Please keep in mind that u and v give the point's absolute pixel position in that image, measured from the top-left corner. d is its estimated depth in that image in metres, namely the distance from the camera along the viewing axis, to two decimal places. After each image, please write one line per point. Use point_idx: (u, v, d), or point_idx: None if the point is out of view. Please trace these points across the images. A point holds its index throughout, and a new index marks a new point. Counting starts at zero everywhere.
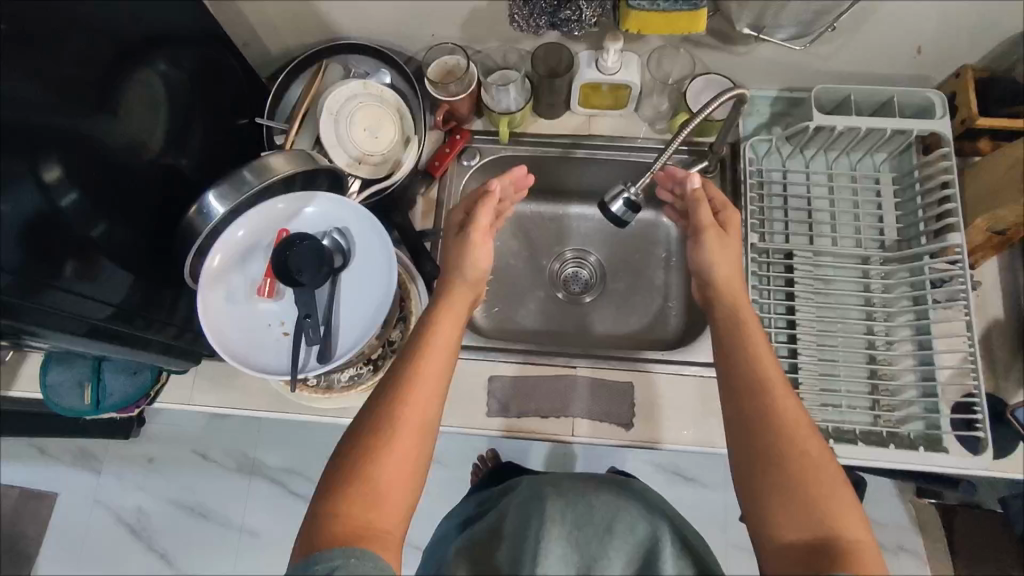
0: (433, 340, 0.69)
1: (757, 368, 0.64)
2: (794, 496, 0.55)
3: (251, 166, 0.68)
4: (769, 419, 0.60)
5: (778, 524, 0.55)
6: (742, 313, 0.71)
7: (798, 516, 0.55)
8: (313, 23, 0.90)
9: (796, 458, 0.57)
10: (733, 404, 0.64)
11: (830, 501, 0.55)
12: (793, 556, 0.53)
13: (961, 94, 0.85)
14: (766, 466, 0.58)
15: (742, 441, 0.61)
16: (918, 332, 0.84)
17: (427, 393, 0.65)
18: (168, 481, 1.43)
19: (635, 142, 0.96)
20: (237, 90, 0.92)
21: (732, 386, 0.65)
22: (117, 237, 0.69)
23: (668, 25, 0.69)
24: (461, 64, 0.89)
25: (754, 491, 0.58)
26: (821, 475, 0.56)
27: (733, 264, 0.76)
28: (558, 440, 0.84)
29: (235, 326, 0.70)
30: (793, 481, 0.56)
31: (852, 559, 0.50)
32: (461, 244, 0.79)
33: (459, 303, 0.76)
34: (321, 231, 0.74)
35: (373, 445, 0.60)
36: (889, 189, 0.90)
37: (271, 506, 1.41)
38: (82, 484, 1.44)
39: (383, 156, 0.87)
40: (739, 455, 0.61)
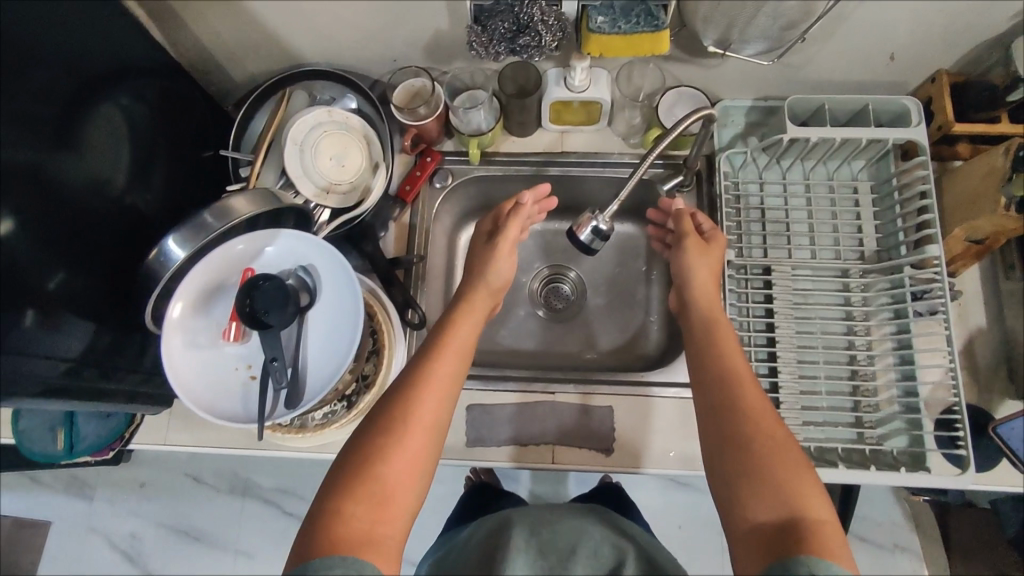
0: (446, 341, 0.68)
1: (728, 360, 0.65)
2: (767, 476, 0.55)
3: (210, 213, 0.67)
4: (738, 407, 0.60)
5: (751, 503, 0.55)
6: (714, 317, 0.71)
7: (765, 496, 0.55)
8: (273, 51, 0.87)
9: (773, 439, 0.58)
10: (712, 388, 0.64)
11: (802, 484, 0.54)
12: (761, 538, 0.53)
13: (937, 99, 0.84)
14: (735, 452, 0.58)
15: (712, 429, 0.61)
16: (899, 349, 0.83)
17: (440, 394, 0.64)
18: (162, 506, 1.42)
19: (609, 158, 0.94)
20: (200, 121, 0.90)
21: (709, 375, 0.65)
22: (76, 287, 0.67)
23: (629, 48, 0.68)
24: (427, 86, 0.87)
25: (725, 474, 0.58)
26: (795, 459, 0.56)
27: (709, 270, 0.76)
28: (540, 467, 0.83)
29: (199, 373, 0.69)
30: (765, 461, 0.56)
31: (816, 541, 0.50)
32: (488, 251, 0.78)
33: (478, 307, 0.75)
34: (287, 270, 0.73)
35: (381, 445, 0.60)
36: (867, 197, 0.89)
37: (266, 526, 1.40)
38: (75, 510, 1.43)
39: (351, 185, 0.85)
40: (710, 441, 0.61)
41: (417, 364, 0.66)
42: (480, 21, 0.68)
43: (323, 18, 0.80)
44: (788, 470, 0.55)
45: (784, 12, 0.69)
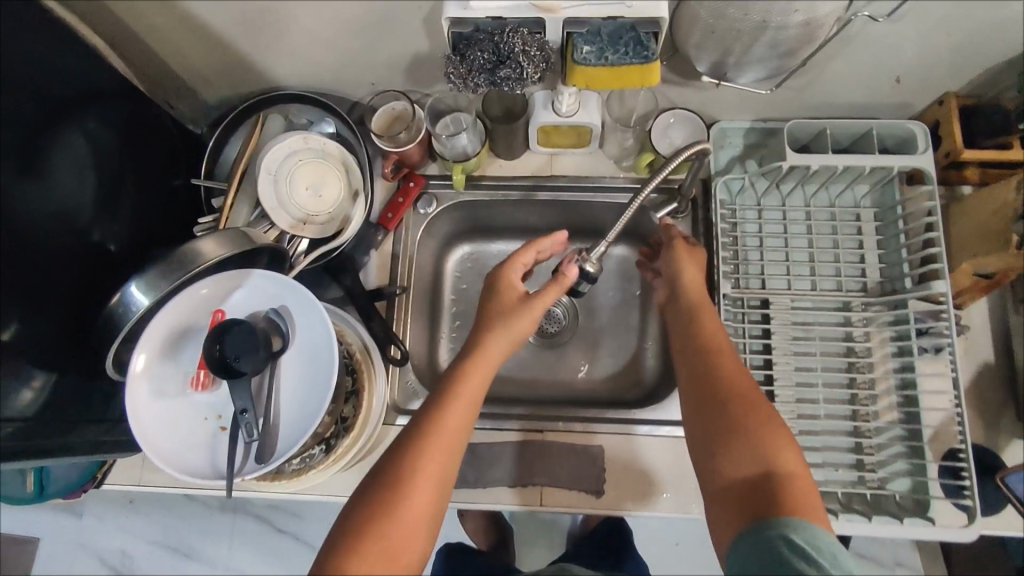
0: (455, 391, 0.63)
1: (706, 333, 0.69)
2: (742, 437, 0.59)
3: (175, 257, 0.64)
4: (716, 376, 0.64)
5: (730, 463, 0.58)
6: (693, 296, 0.74)
7: (740, 454, 0.58)
8: (246, 74, 0.83)
9: (749, 404, 0.61)
10: (693, 358, 0.67)
11: (777, 444, 0.58)
12: (736, 492, 0.57)
13: (945, 124, 0.79)
14: (711, 413, 0.62)
15: (693, 394, 0.64)
16: (902, 388, 0.80)
17: (447, 448, 0.60)
18: (151, 522, 1.32)
19: (601, 182, 0.90)
20: (171, 146, 0.86)
21: (688, 349, 0.68)
22: (31, 337, 0.63)
23: (618, 79, 0.64)
24: (408, 110, 0.84)
25: (704, 438, 0.61)
26: (770, 420, 0.59)
27: (698, 269, 0.77)
28: (527, 509, 0.80)
29: (165, 426, 0.65)
30: (740, 420, 0.60)
31: (789, 496, 0.54)
32: (511, 311, 0.70)
33: (496, 350, 0.68)
34: (258, 312, 0.69)
35: (385, 503, 0.56)
36: (871, 225, 0.85)
37: (259, 543, 1.32)
38: (60, 527, 1.32)
39: (329, 216, 0.82)
40: (690, 406, 0.64)
41: (424, 416, 0.61)
42: (459, 51, 0.64)
43: (296, 41, 0.76)
44: (763, 431, 0.59)
45: (783, 40, 0.64)
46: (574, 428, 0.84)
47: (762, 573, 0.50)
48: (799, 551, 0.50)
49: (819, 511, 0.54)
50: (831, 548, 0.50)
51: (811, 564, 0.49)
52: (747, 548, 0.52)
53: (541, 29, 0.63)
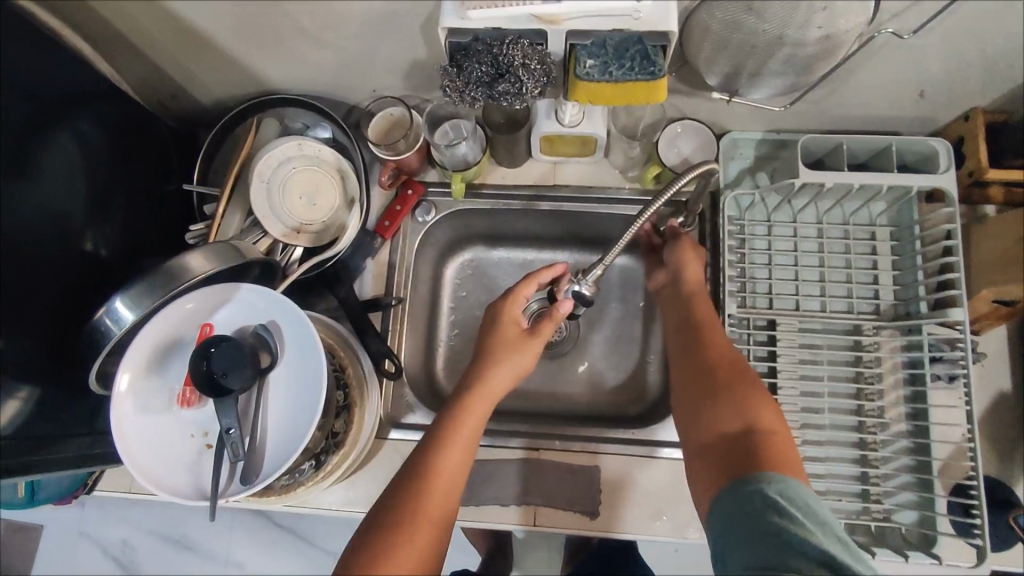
0: (456, 427, 0.64)
1: (698, 311, 0.72)
2: (726, 396, 0.60)
3: (161, 273, 0.62)
4: (707, 349, 0.66)
5: (715, 421, 0.59)
6: (688, 283, 0.76)
7: (726, 412, 0.59)
8: (241, 76, 0.81)
9: (734, 371, 0.63)
10: (688, 334, 0.70)
11: (757, 401, 0.59)
12: (719, 446, 0.57)
13: (969, 141, 0.75)
14: (700, 379, 0.64)
15: (686, 367, 0.66)
16: (913, 417, 0.77)
17: (449, 485, 0.60)
18: (152, 513, 1.30)
19: (606, 192, 0.87)
20: (163, 149, 0.84)
21: (680, 328, 0.71)
22: (15, 351, 0.62)
23: (622, 96, 0.61)
24: (405, 115, 0.81)
25: (690, 402, 0.63)
26: (753, 383, 0.61)
27: (697, 265, 0.77)
28: (520, 528, 0.78)
29: (150, 444, 0.64)
30: (728, 383, 0.62)
31: (769, 449, 0.54)
32: (514, 347, 0.71)
33: (496, 385, 0.68)
34: (247, 326, 0.68)
35: (388, 542, 0.55)
36: (886, 244, 0.81)
37: (257, 539, 1.30)
38: (63, 518, 1.30)
39: (324, 224, 0.80)
40: (682, 376, 0.66)
41: (425, 455, 0.62)
42: (456, 62, 0.61)
43: (291, 46, 0.73)
44: (744, 391, 0.60)
45: (801, 57, 0.60)
46: (570, 447, 0.82)
47: (739, 524, 0.49)
48: (772, 505, 0.48)
49: (798, 466, 0.54)
50: (805, 500, 0.49)
51: (784, 517, 0.47)
52: (726, 503, 0.51)
53: (543, 41, 0.60)
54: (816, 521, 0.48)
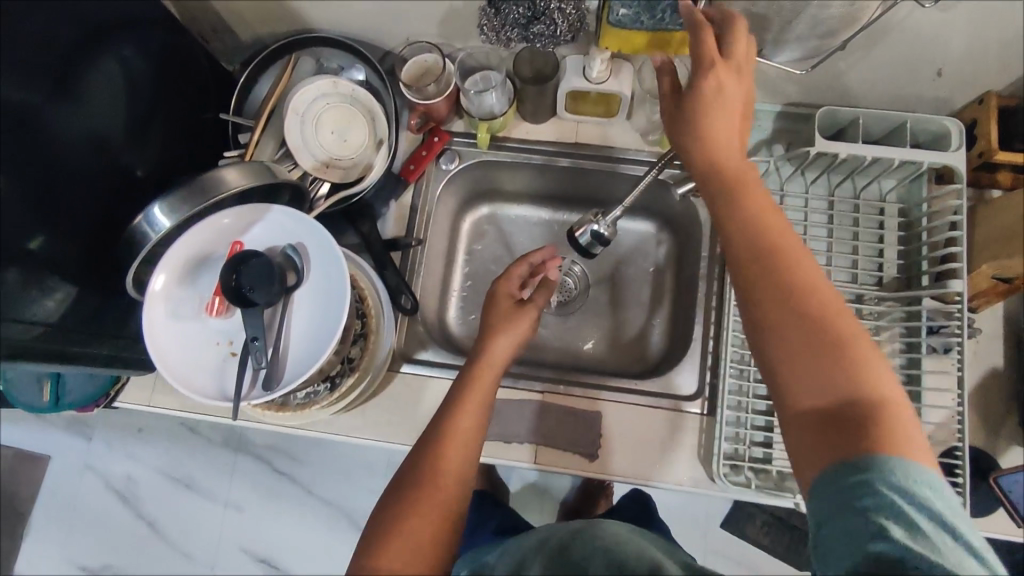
0: (465, 395, 0.69)
1: (761, 224, 0.54)
2: (831, 356, 0.48)
3: (199, 185, 0.65)
4: (798, 286, 0.51)
5: (809, 384, 0.48)
6: (720, 157, 0.57)
7: (823, 377, 0.48)
8: (284, 14, 0.84)
9: (838, 315, 0.49)
10: (756, 254, 0.53)
11: (865, 361, 0.48)
12: (813, 421, 0.47)
13: (981, 123, 0.77)
14: (789, 324, 0.50)
15: (763, 302, 0.51)
16: (906, 384, 0.80)
17: (463, 449, 0.65)
18: (159, 451, 1.29)
19: (625, 153, 0.89)
20: (204, 79, 0.87)
21: (740, 244, 0.54)
22: (57, 248, 0.67)
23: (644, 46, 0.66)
24: (438, 63, 0.84)
25: (781, 345, 0.50)
26: (854, 334, 0.49)
27: (714, 137, 0.57)
28: (521, 465, 0.82)
29: (178, 345, 0.68)
30: (828, 336, 0.49)
31: (883, 428, 0.45)
32: (514, 319, 0.76)
33: (498, 359, 0.73)
34: (276, 247, 0.71)
35: (409, 502, 0.60)
36: (893, 220, 0.84)
37: (258, 483, 1.27)
38: (72, 449, 1.30)
39: (352, 161, 0.82)
40: (756, 310, 0.52)
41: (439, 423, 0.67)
42: (494, 4, 0.64)
43: None
44: (854, 347, 0.48)
45: (826, 19, 0.64)
46: (573, 392, 0.85)
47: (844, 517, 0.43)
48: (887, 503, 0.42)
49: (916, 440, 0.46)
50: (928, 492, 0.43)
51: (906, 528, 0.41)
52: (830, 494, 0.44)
53: None
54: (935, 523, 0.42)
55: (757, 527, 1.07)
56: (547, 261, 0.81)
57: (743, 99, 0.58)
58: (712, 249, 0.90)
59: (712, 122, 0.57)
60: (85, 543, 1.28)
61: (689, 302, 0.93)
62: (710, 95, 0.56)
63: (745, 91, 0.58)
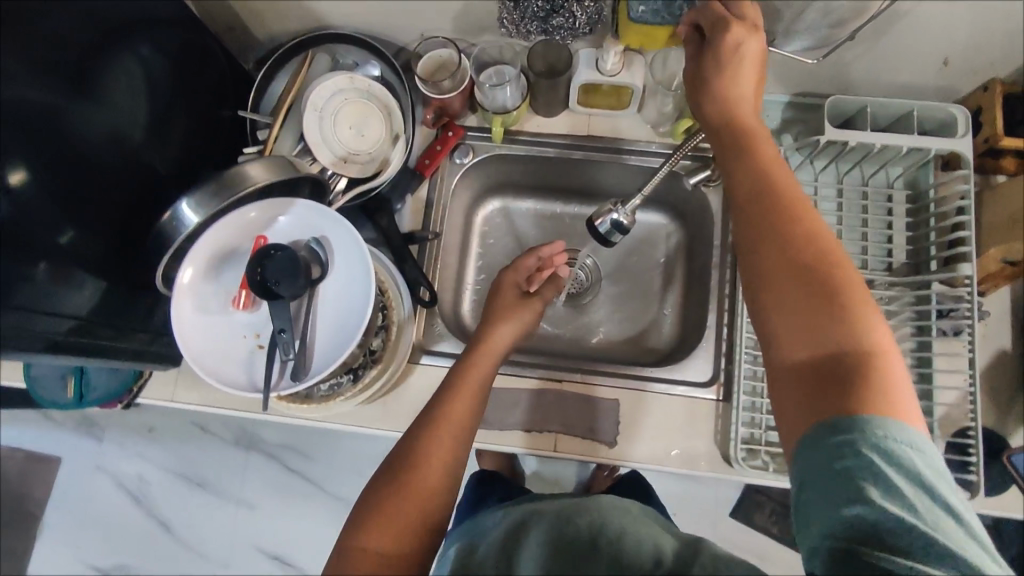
0: (462, 382, 0.71)
1: (768, 178, 0.56)
2: (824, 305, 0.49)
3: (226, 179, 0.66)
4: (796, 241, 0.52)
5: (801, 334, 0.49)
6: (734, 109, 0.60)
7: (813, 327, 0.49)
8: (300, 11, 0.86)
9: (837, 270, 0.51)
10: (759, 209, 0.54)
11: (860, 313, 0.49)
12: (802, 372, 0.48)
13: (987, 109, 0.79)
14: (786, 275, 0.51)
15: (762, 255, 0.53)
16: (917, 366, 0.82)
17: (457, 430, 0.66)
18: (170, 452, 1.28)
19: (637, 145, 0.91)
20: (221, 78, 0.89)
21: (745, 201, 0.56)
22: (87, 244, 0.68)
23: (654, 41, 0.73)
24: (453, 58, 0.85)
25: (775, 296, 0.51)
26: (849, 287, 0.50)
27: (731, 91, 0.60)
28: (540, 453, 0.84)
29: (207, 338, 0.69)
30: (823, 288, 0.50)
31: (871, 381, 0.46)
32: (515, 309, 0.80)
33: (497, 346, 0.76)
34: (300, 241, 0.72)
35: (402, 478, 0.61)
36: (901, 207, 0.86)
37: (270, 482, 1.26)
38: (84, 450, 1.29)
39: (370, 155, 0.84)
40: (756, 263, 0.53)
41: (435, 405, 0.68)
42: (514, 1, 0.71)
43: None
44: (850, 300, 0.49)
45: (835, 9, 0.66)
46: (590, 381, 0.86)
47: (827, 476, 0.44)
48: (873, 472, 0.42)
49: (908, 398, 0.46)
50: (913, 455, 0.43)
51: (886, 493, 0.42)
52: (814, 452, 0.45)
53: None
54: (920, 496, 0.42)
55: (766, 515, 1.08)
56: (556, 256, 0.82)
57: (761, 60, 0.61)
58: (723, 238, 0.91)
59: (728, 80, 0.60)
60: (98, 545, 1.27)
61: (703, 292, 0.94)
62: (729, 51, 0.60)
63: (761, 46, 0.61)
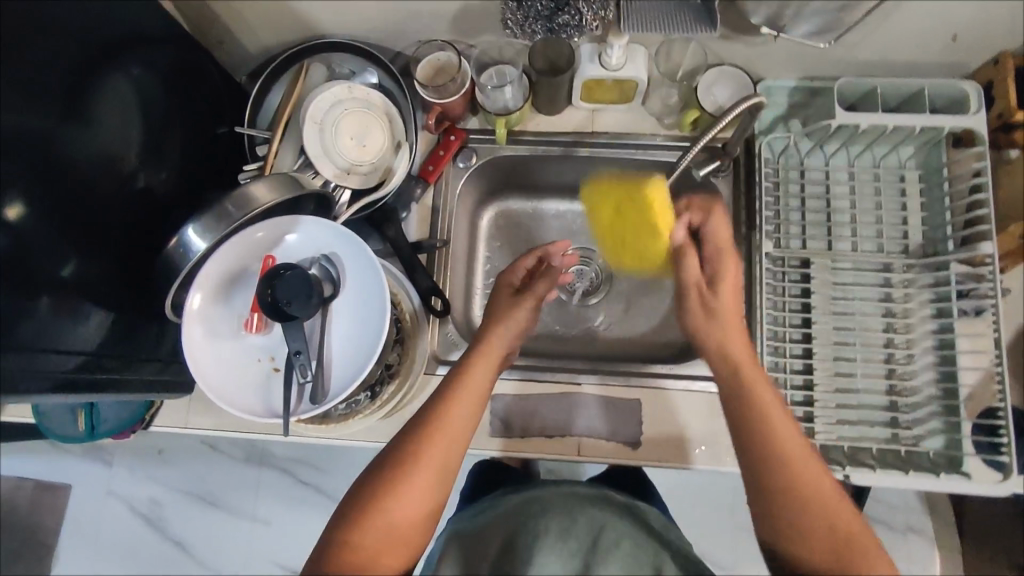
0: (461, 383, 0.67)
1: (767, 412, 0.63)
2: (829, 533, 0.58)
3: (230, 201, 0.64)
4: (797, 476, 0.60)
5: (812, 558, 0.58)
6: (727, 334, 0.68)
7: (824, 553, 0.58)
8: (293, 20, 0.84)
9: (833, 498, 0.60)
10: (763, 450, 0.61)
11: (858, 538, 0.58)
12: None
13: (999, 83, 0.78)
14: (795, 508, 0.59)
15: (770, 487, 0.61)
16: (940, 348, 0.81)
17: (453, 437, 0.64)
18: (181, 472, 1.26)
19: (643, 138, 0.89)
20: (216, 93, 0.87)
21: (750, 436, 0.62)
22: (91, 275, 0.66)
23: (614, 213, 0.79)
24: (453, 60, 0.83)
25: (790, 527, 0.59)
26: (845, 513, 0.59)
27: (731, 320, 0.69)
28: (564, 458, 0.82)
29: (220, 366, 0.67)
30: (824, 520, 0.59)
31: None
32: (511, 308, 0.73)
33: (496, 348, 0.71)
34: (310, 259, 0.70)
35: (391, 479, 0.61)
36: (914, 187, 0.85)
37: (284, 497, 1.24)
38: (92, 475, 1.27)
39: (373, 166, 0.81)
40: (764, 496, 0.61)
41: (432, 405, 0.66)
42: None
43: None
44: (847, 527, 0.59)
45: None
46: (610, 381, 0.85)
47: None
48: None
49: None
50: None
51: None
52: None
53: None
54: None
55: None
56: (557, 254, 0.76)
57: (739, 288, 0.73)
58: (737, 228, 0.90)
59: (724, 323, 0.69)
60: (114, 570, 1.25)
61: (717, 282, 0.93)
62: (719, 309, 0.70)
63: (737, 275, 0.73)
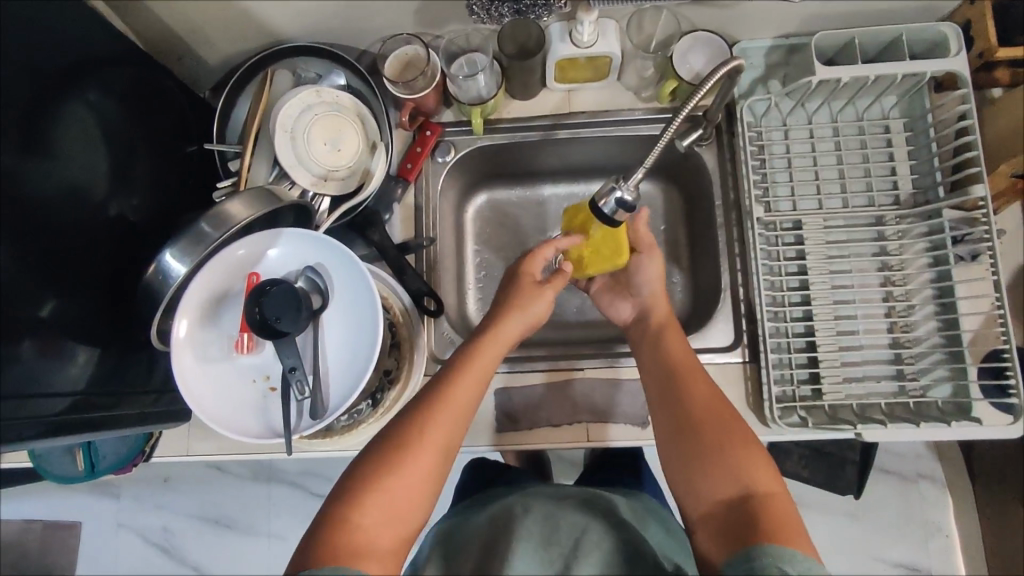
0: (465, 362, 0.67)
1: (670, 358, 0.71)
2: (709, 454, 0.61)
3: (207, 222, 0.62)
4: (694, 410, 0.65)
5: (709, 488, 0.60)
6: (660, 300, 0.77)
7: (715, 478, 0.60)
8: (253, 26, 0.81)
9: (724, 424, 0.63)
10: (666, 390, 0.68)
11: (752, 464, 0.60)
12: (718, 514, 0.58)
13: (977, 22, 0.76)
14: (687, 432, 0.64)
15: (672, 423, 0.66)
16: (939, 296, 0.80)
17: (454, 413, 0.63)
18: (190, 498, 1.25)
19: (621, 114, 0.87)
20: (180, 111, 0.84)
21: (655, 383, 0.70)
22: (72, 313, 0.64)
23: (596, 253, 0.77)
24: (421, 53, 0.81)
25: (674, 454, 0.64)
26: (737, 433, 0.63)
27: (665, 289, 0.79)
28: (573, 446, 0.81)
29: (214, 390, 0.66)
30: (714, 442, 0.62)
31: (765, 515, 0.55)
32: (526, 299, 0.74)
33: (506, 330, 0.71)
34: (295, 272, 0.68)
35: (394, 456, 0.59)
36: (901, 137, 0.84)
37: (297, 511, 1.23)
38: (100, 510, 1.25)
39: (350, 170, 0.79)
40: (666, 429, 0.66)
41: (436, 387, 0.65)
42: None
43: None
44: (733, 447, 0.61)
45: None
46: (611, 363, 0.84)
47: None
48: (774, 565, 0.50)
49: (800, 530, 0.54)
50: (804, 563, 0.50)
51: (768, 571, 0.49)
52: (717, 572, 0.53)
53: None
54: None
55: (794, 462, 1.03)
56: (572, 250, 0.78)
57: None
58: (724, 196, 0.88)
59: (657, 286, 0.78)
60: None
61: (710, 253, 0.91)
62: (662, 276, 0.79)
63: None
